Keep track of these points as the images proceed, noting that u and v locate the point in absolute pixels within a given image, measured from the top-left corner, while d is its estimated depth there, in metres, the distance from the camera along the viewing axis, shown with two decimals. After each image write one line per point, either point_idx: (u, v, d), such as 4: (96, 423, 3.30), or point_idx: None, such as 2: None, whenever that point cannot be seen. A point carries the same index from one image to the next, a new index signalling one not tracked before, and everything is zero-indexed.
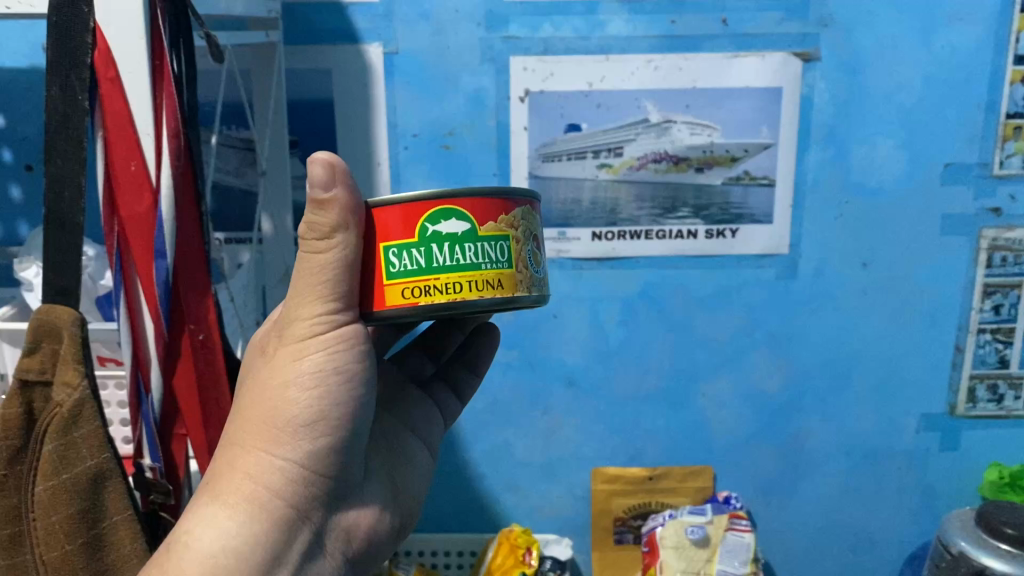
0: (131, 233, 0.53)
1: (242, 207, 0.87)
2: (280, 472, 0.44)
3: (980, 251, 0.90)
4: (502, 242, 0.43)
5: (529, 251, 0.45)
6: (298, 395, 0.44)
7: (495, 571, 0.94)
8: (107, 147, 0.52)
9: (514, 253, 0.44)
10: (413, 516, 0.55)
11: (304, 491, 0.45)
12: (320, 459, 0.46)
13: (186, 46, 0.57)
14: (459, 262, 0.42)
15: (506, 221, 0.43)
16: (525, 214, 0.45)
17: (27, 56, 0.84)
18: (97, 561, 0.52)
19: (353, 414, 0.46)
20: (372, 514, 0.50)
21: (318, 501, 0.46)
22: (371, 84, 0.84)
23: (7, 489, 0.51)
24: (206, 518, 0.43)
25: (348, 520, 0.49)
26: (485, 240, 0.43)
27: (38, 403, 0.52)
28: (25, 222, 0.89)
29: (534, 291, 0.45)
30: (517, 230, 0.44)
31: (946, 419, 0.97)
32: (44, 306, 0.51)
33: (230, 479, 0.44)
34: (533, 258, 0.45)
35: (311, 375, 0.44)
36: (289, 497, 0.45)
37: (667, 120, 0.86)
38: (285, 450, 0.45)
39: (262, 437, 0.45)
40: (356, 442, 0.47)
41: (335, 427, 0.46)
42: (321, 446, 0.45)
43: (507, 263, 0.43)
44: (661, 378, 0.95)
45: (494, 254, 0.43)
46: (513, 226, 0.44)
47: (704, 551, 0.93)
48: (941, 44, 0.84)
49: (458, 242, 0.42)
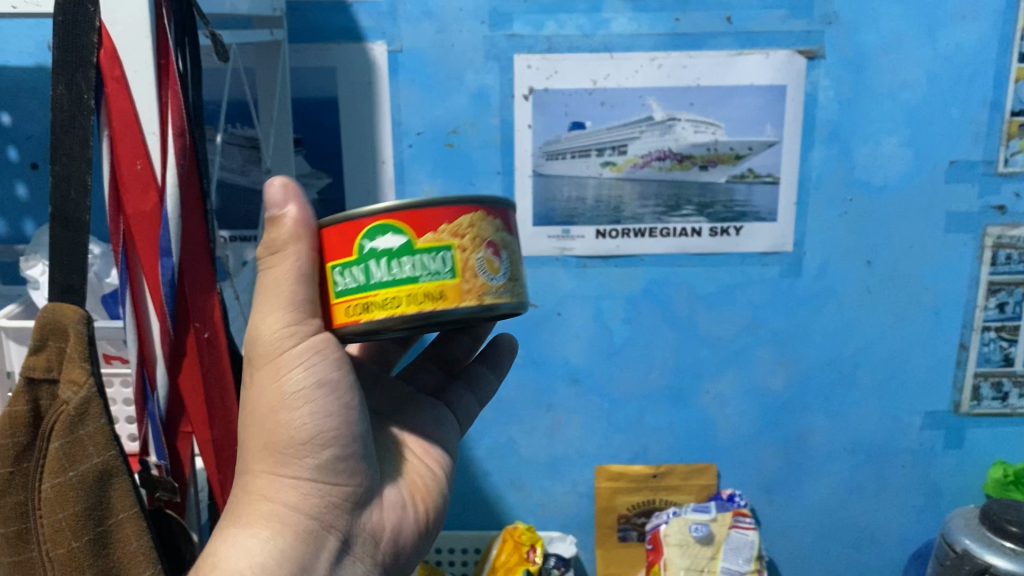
0: (137, 231, 0.54)
1: (247, 205, 0.87)
2: (293, 489, 0.48)
3: (984, 249, 0.90)
4: (443, 252, 0.44)
5: (480, 259, 0.45)
6: (292, 415, 0.48)
7: (499, 568, 0.94)
8: (113, 146, 0.52)
9: (459, 263, 0.44)
10: (442, 509, 0.57)
11: (321, 502, 0.49)
12: (327, 470, 0.49)
13: (192, 46, 0.57)
14: (394, 277, 0.44)
15: (450, 231, 0.44)
16: (477, 222, 0.45)
17: (32, 55, 0.84)
18: (103, 559, 0.52)
19: (347, 417, 0.49)
20: (394, 512, 0.53)
21: (337, 510, 0.49)
22: (375, 82, 0.85)
23: (14, 486, 0.52)
24: (230, 540, 0.46)
25: (373, 521, 0.52)
26: (422, 252, 0.44)
27: (44, 401, 0.53)
28: (29, 220, 0.89)
29: (487, 298, 0.45)
30: (464, 239, 0.44)
31: (950, 417, 0.97)
32: (50, 304, 0.52)
33: (248, 504, 0.48)
34: (488, 266, 0.45)
35: (296, 393, 0.48)
36: (308, 510, 0.48)
37: (671, 118, 0.86)
38: (292, 468, 0.48)
39: (268, 460, 0.48)
40: (358, 446, 0.50)
41: (333, 436, 0.49)
42: (327, 456, 0.49)
43: (450, 274, 0.44)
44: (665, 375, 0.95)
45: (433, 266, 0.44)
46: (459, 235, 0.44)
47: (709, 548, 0.93)
48: (946, 42, 0.84)
49: (392, 256, 0.44)
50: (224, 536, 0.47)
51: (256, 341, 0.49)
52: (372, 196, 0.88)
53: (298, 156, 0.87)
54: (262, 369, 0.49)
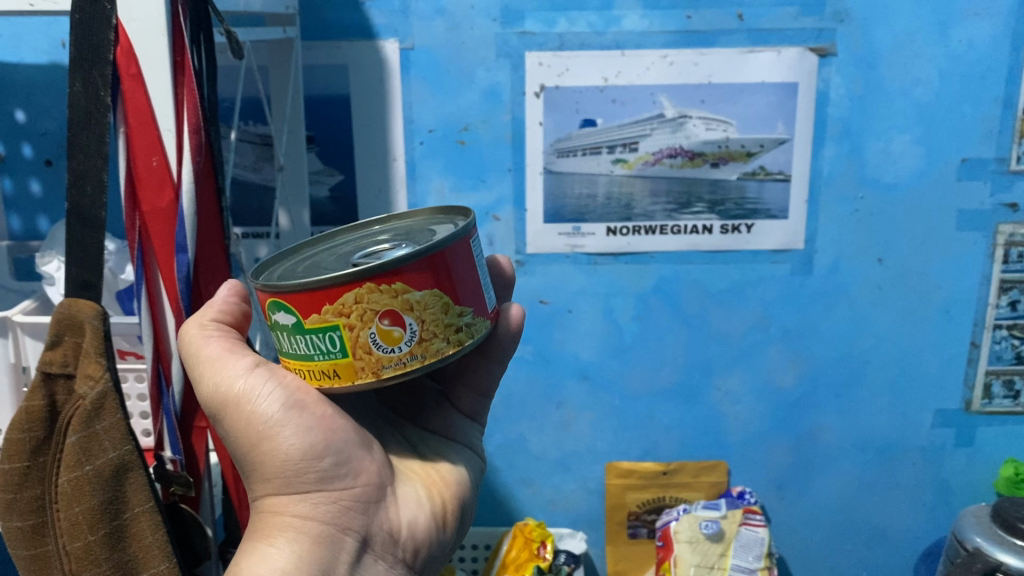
0: (153, 227, 0.54)
1: (259, 202, 0.88)
2: (303, 502, 0.49)
3: (996, 246, 0.90)
4: (331, 333, 0.42)
5: (370, 335, 0.42)
6: (277, 440, 0.49)
7: (510, 565, 0.94)
8: (129, 143, 0.53)
9: (348, 342, 0.42)
10: (460, 498, 0.58)
11: (334, 507, 0.50)
12: (330, 478, 0.50)
13: (207, 42, 0.58)
14: (297, 351, 0.44)
15: (333, 312, 0.41)
16: (364, 295, 0.41)
17: (47, 53, 0.84)
18: (119, 552, 0.53)
19: (330, 427, 0.50)
20: (409, 507, 0.54)
21: (351, 512, 0.50)
22: (387, 80, 0.85)
23: (30, 481, 0.53)
24: (252, 551, 0.47)
25: (391, 519, 0.52)
26: (311, 332, 0.42)
27: (61, 395, 0.53)
28: (44, 217, 0.90)
29: (386, 374, 0.43)
30: (350, 318, 0.41)
31: (962, 415, 0.97)
32: (68, 300, 0.52)
33: (265, 520, 0.49)
34: (382, 340, 0.42)
35: (271, 421, 0.48)
36: (322, 516, 0.49)
37: (682, 115, 0.86)
38: (297, 485, 0.49)
39: (271, 483, 0.49)
40: (352, 448, 0.51)
41: (324, 445, 0.49)
42: (328, 464, 0.50)
43: (341, 353, 0.42)
44: (676, 372, 0.96)
45: (325, 346, 0.42)
46: (345, 313, 0.41)
47: (719, 545, 0.93)
48: (958, 39, 0.83)
49: (290, 332, 0.43)
50: (249, 548, 0.48)
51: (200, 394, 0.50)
52: (384, 193, 0.88)
53: (310, 153, 0.88)
54: (222, 410, 0.50)
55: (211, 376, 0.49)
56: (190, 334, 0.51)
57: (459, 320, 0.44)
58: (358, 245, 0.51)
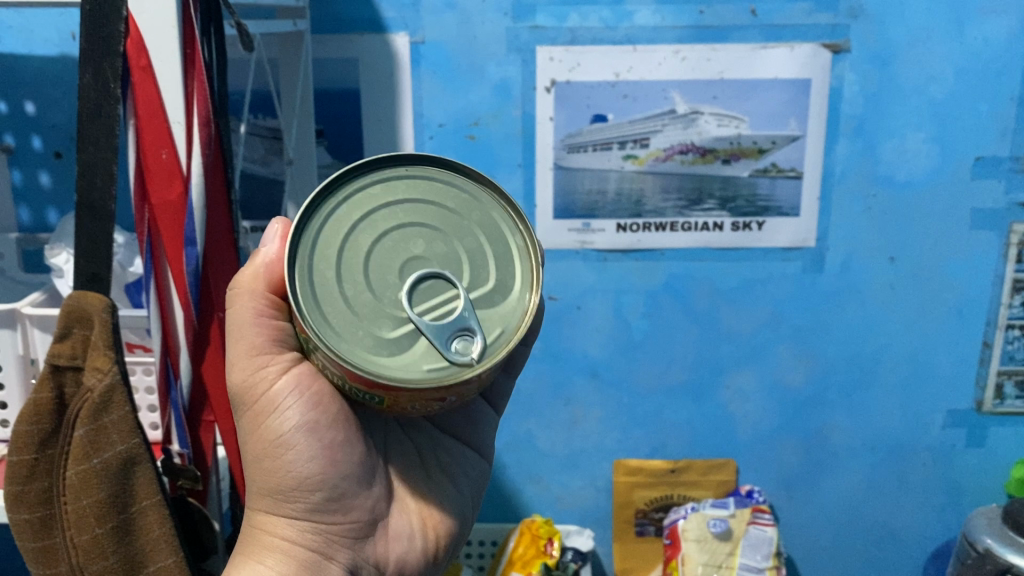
0: (162, 220, 0.54)
1: (268, 196, 0.87)
2: (290, 528, 0.51)
3: (1010, 245, 0.89)
4: (374, 396, 0.41)
5: (411, 406, 0.42)
6: (280, 460, 0.50)
7: (516, 562, 0.94)
8: (139, 135, 0.52)
9: (387, 402, 0.42)
10: (457, 531, 0.59)
11: (321, 537, 0.51)
12: (322, 510, 0.51)
13: (217, 34, 0.57)
14: (327, 374, 0.42)
15: (383, 393, 0.41)
16: (420, 393, 0.41)
17: (57, 45, 0.84)
18: (127, 546, 0.52)
19: (334, 454, 0.50)
20: (401, 544, 0.55)
21: (336, 544, 0.51)
22: (398, 74, 0.84)
23: (37, 473, 0.53)
24: (241, 564, 0.50)
25: (378, 553, 0.54)
26: (355, 387, 0.41)
27: (69, 388, 0.53)
28: (52, 210, 0.90)
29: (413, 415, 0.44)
30: (398, 398, 0.41)
31: (973, 415, 0.96)
32: (75, 293, 0.53)
33: (254, 536, 0.51)
34: (421, 407, 0.42)
35: (280, 440, 0.49)
36: (309, 544, 0.50)
37: (694, 111, 0.86)
38: (288, 508, 0.50)
39: (264, 501, 0.51)
40: (350, 480, 0.52)
41: (321, 478, 0.50)
42: (321, 494, 0.51)
43: (378, 403, 0.42)
44: (685, 370, 0.95)
45: (364, 395, 0.42)
46: (395, 396, 0.41)
47: (727, 545, 0.92)
48: (974, 36, 0.83)
49: (328, 369, 0.41)
50: (239, 563, 0.50)
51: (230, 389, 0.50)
52: None
53: (319, 147, 0.87)
54: (246, 415, 0.51)
55: (243, 375, 0.49)
56: (243, 316, 0.48)
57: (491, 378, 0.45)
58: (410, 204, 0.44)
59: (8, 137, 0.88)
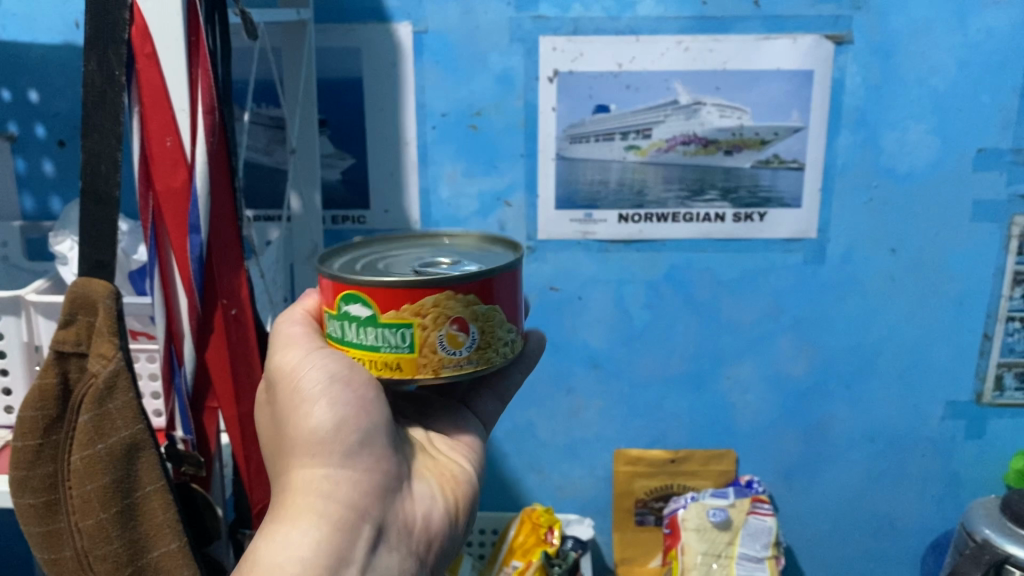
0: (166, 208, 0.54)
1: (271, 185, 0.88)
2: (327, 478, 0.48)
3: (1011, 237, 0.89)
4: (404, 329, 0.45)
5: (439, 337, 0.45)
6: (313, 409, 0.49)
7: (517, 549, 0.94)
8: (143, 122, 0.53)
9: (417, 340, 0.45)
10: (473, 499, 0.58)
11: (353, 491, 0.48)
12: (353, 461, 0.49)
13: (221, 22, 0.58)
14: (363, 340, 0.46)
15: (410, 311, 0.45)
16: (442, 301, 0.45)
17: (61, 33, 0.84)
18: (131, 530, 0.53)
19: (368, 407, 0.49)
20: (424, 501, 0.54)
21: (368, 498, 0.49)
22: (400, 63, 0.85)
23: (43, 458, 0.53)
24: (269, 537, 0.46)
25: (406, 509, 0.52)
26: (385, 326, 0.45)
27: (73, 373, 0.54)
28: (56, 198, 0.90)
29: (445, 377, 0.46)
30: (426, 324, 0.45)
31: (972, 407, 0.96)
32: (81, 279, 0.53)
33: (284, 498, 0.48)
34: (448, 342, 0.45)
35: (313, 390, 0.49)
36: (343, 499, 0.48)
37: (697, 102, 0.86)
38: (322, 460, 0.49)
39: (303, 453, 0.49)
40: (382, 433, 0.50)
41: (356, 423, 0.49)
42: (355, 442, 0.49)
43: (409, 349, 0.45)
44: (685, 360, 0.95)
45: (395, 339, 0.45)
46: (421, 314, 0.45)
47: (727, 534, 0.93)
48: (976, 28, 0.83)
49: (362, 323, 0.46)
50: (266, 534, 0.46)
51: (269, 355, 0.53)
52: (395, 176, 0.88)
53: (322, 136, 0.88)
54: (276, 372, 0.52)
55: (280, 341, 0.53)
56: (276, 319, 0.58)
57: (508, 341, 0.49)
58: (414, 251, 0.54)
59: (13, 126, 0.88)
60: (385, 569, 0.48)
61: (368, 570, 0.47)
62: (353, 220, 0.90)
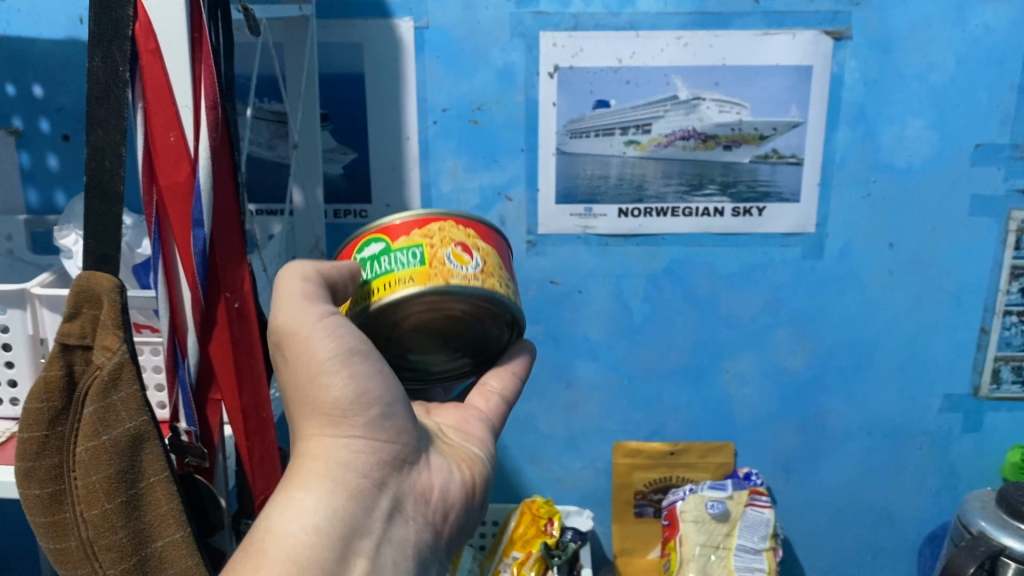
0: (170, 202, 0.55)
1: (274, 178, 0.89)
2: (346, 448, 0.48)
3: (1008, 232, 0.90)
4: (414, 248, 0.49)
5: (446, 251, 0.48)
6: (330, 382, 0.48)
7: (517, 540, 0.95)
8: (147, 118, 0.54)
9: (427, 254, 0.48)
10: (489, 479, 0.58)
11: (372, 460, 0.49)
12: (375, 430, 0.49)
13: (224, 18, 0.58)
14: (377, 272, 0.49)
15: (419, 234, 0.49)
16: (446, 228, 0.50)
17: (65, 28, 0.85)
18: (135, 520, 0.54)
19: (385, 378, 0.50)
20: (441, 473, 0.54)
21: (385, 468, 0.50)
22: (401, 59, 0.85)
23: (48, 450, 0.54)
24: (284, 503, 0.46)
25: (422, 480, 0.52)
26: (398, 251, 0.49)
27: (78, 365, 0.54)
28: (60, 191, 0.91)
29: (454, 287, 0.48)
30: (432, 241, 0.49)
31: (969, 400, 0.97)
32: (86, 273, 0.53)
33: (303, 464, 0.48)
34: (455, 257, 0.48)
35: (331, 361, 0.48)
36: (362, 468, 0.48)
37: (696, 97, 0.86)
38: (345, 427, 0.49)
39: (320, 420, 0.49)
40: (401, 407, 0.51)
41: (377, 394, 0.49)
42: (375, 414, 0.49)
43: (419, 263, 0.48)
44: (685, 353, 0.96)
45: (406, 258, 0.48)
46: (429, 236, 0.49)
47: (725, 525, 0.94)
48: (975, 24, 0.83)
49: (377, 258, 0.50)
50: (279, 500, 0.47)
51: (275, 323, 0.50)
52: (397, 171, 0.89)
53: (324, 131, 0.88)
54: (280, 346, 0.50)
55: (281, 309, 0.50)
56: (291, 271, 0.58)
57: (510, 290, 0.51)
58: None
59: (18, 120, 0.89)
60: (403, 539, 0.49)
61: (385, 539, 0.48)
62: (354, 215, 0.91)
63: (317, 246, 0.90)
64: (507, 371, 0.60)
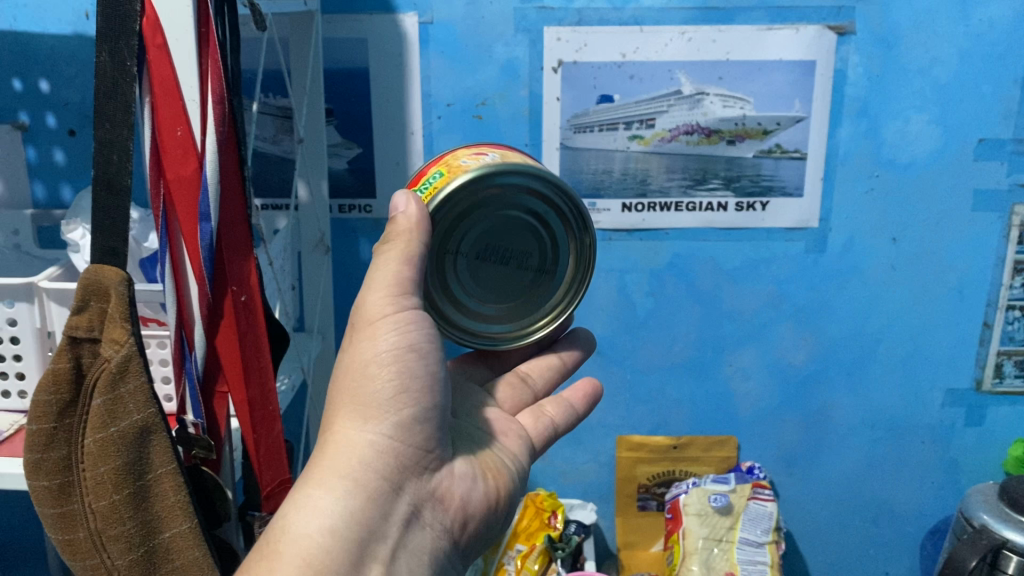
0: (177, 196, 0.55)
1: (279, 173, 0.89)
2: (371, 445, 0.48)
3: (1012, 227, 0.90)
4: (433, 175, 0.53)
5: (460, 159, 0.52)
6: (377, 377, 0.49)
7: (520, 534, 0.95)
8: (154, 113, 0.54)
9: (444, 169, 0.52)
10: (514, 492, 0.57)
11: (394, 464, 0.49)
12: (402, 432, 0.49)
13: (231, 15, 0.59)
14: None
15: (437, 165, 0.53)
16: (457, 152, 0.54)
17: (71, 24, 0.86)
18: (143, 511, 0.54)
19: (430, 389, 0.51)
20: (464, 481, 0.53)
21: (406, 474, 0.49)
22: (406, 54, 0.86)
23: (56, 443, 0.54)
24: (299, 499, 0.46)
25: (442, 487, 0.52)
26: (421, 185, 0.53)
27: (86, 358, 0.55)
28: (67, 186, 0.91)
29: (470, 171, 0.50)
30: (446, 159, 0.53)
31: (971, 394, 0.97)
32: (93, 266, 0.53)
33: (323, 460, 0.48)
34: (468, 159, 0.52)
35: (384, 357, 0.49)
36: (382, 470, 0.48)
37: (700, 92, 0.87)
38: (373, 423, 0.49)
39: (353, 413, 0.49)
40: (436, 414, 0.51)
41: (415, 396, 0.50)
42: (407, 415, 0.50)
43: (438, 178, 0.52)
44: (688, 348, 0.96)
45: (428, 182, 0.52)
46: (444, 160, 0.53)
47: (727, 519, 0.95)
48: (979, 19, 0.83)
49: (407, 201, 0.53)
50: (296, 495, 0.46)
51: (357, 309, 0.51)
52: (401, 166, 0.89)
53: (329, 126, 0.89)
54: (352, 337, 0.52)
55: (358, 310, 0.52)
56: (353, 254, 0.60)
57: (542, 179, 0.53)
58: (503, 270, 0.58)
59: (24, 115, 0.89)
60: (419, 547, 0.49)
61: (401, 546, 0.48)
62: (359, 210, 0.91)
63: (323, 240, 0.90)
64: (565, 402, 0.65)
